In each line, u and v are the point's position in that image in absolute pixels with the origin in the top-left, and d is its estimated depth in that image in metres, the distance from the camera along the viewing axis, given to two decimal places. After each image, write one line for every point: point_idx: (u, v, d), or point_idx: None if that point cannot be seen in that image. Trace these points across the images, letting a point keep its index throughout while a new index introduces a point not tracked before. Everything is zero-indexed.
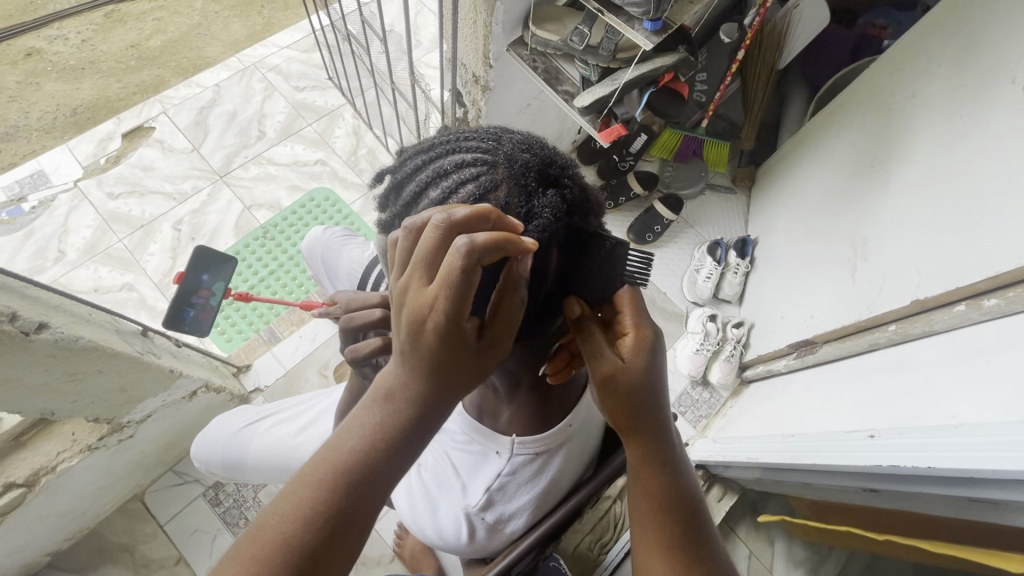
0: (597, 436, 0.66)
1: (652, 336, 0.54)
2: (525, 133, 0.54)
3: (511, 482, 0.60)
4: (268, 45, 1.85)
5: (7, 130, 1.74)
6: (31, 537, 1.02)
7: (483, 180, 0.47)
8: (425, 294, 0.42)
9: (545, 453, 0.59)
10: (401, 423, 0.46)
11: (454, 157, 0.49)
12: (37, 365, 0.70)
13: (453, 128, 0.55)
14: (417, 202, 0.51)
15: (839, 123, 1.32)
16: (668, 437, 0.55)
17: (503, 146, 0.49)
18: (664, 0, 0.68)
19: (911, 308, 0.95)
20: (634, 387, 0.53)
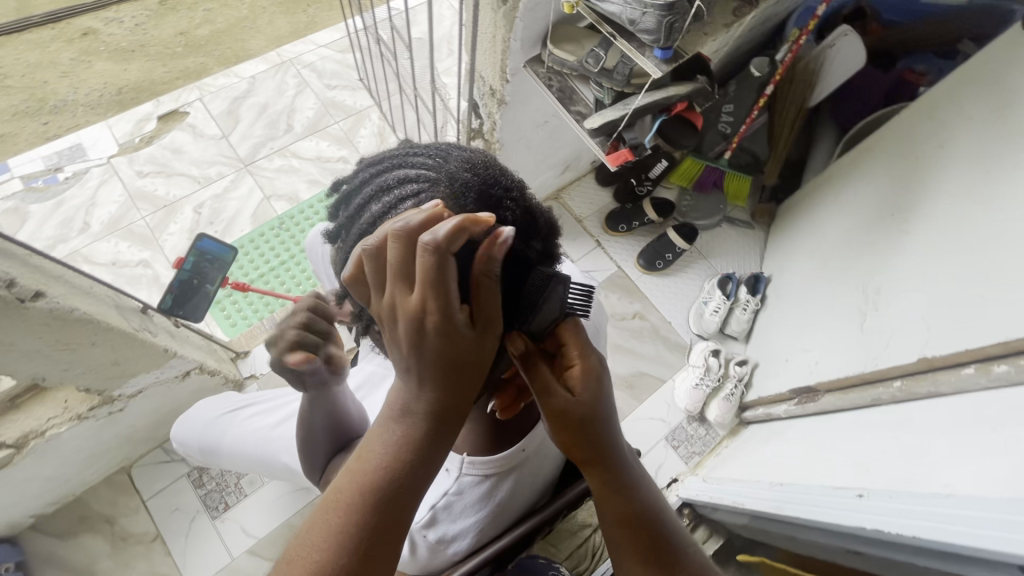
0: (553, 465, 0.65)
1: (598, 366, 0.53)
2: (474, 153, 0.57)
3: (456, 503, 0.58)
4: (306, 43, 1.90)
5: (55, 103, 1.82)
6: (17, 497, 1.05)
7: (422, 196, 0.50)
8: (409, 299, 0.43)
9: (495, 476, 0.58)
10: (417, 428, 0.46)
11: (399, 173, 0.53)
12: (30, 332, 0.72)
13: (408, 145, 0.59)
14: (361, 214, 0.54)
15: (862, 167, 1.28)
16: (624, 461, 0.55)
17: (447, 166, 0.52)
18: (676, 30, 0.68)
19: (918, 366, 0.91)
20: (586, 423, 0.52)
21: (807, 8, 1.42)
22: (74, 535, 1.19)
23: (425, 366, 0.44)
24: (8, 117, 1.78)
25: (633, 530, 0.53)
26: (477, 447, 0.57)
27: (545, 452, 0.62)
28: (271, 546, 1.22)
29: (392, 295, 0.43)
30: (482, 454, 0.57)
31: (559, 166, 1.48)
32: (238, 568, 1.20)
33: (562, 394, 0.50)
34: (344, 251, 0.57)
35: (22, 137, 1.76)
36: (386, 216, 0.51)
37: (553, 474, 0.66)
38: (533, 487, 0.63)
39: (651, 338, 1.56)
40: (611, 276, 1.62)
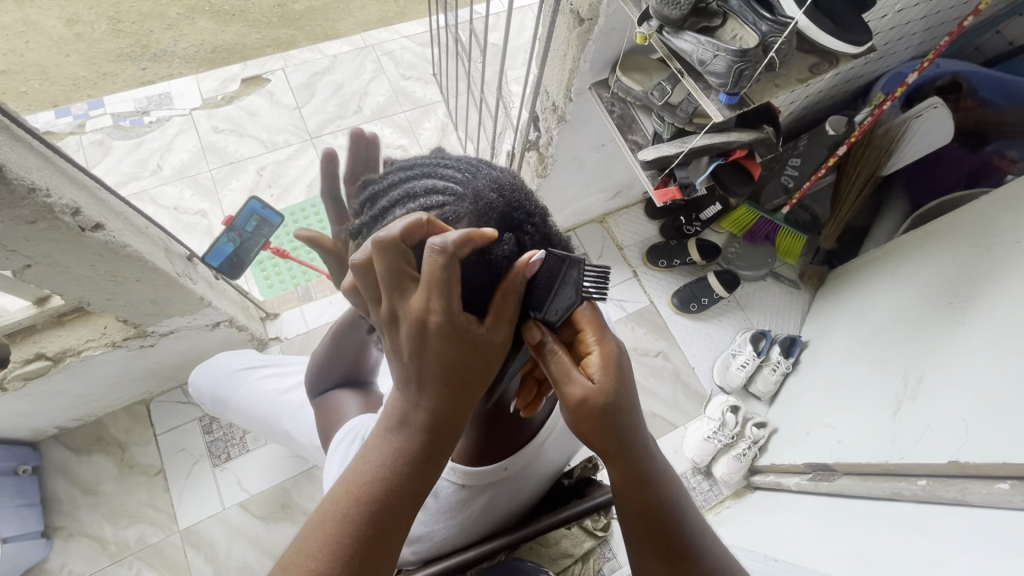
0: (533, 488, 0.64)
1: (615, 350, 0.50)
2: (503, 169, 0.57)
3: (430, 503, 0.58)
4: (391, 31, 1.97)
5: (156, 52, 1.95)
6: (46, 407, 1.12)
7: (448, 210, 0.51)
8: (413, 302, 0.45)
9: (470, 489, 0.57)
10: (415, 433, 0.47)
11: (426, 181, 0.53)
12: (85, 260, 0.76)
13: (439, 153, 0.59)
14: (384, 216, 0.55)
15: (924, 247, 1.21)
16: (648, 450, 0.52)
17: (474, 182, 0.53)
18: (745, 77, 0.66)
19: (948, 468, 0.86)
20: (610, 413, 0.48)
21: (898, 76, 1.30)
22: (88, 453, 1.27)
23: (428, 367, 0.46)
24: (113, 57, 1.93)
25: (649, 529, 0.51)
26: (460, 453, 0.57)
27: (526, 476, 0.61)
28: (262, 504, 1.26)
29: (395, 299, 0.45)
30: (464, 462, 0.57)
31: (609, 191, 1.47)
32: (227, 518, 1.24)
33: (579, 382, 0.47)
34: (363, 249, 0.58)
35: (121, 78, 1.90)
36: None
37: (532, 496, 0.65)
38: (508, 507, 0.63)
39: (671, 380, 1.52)
40: (641, 309, 1.59)
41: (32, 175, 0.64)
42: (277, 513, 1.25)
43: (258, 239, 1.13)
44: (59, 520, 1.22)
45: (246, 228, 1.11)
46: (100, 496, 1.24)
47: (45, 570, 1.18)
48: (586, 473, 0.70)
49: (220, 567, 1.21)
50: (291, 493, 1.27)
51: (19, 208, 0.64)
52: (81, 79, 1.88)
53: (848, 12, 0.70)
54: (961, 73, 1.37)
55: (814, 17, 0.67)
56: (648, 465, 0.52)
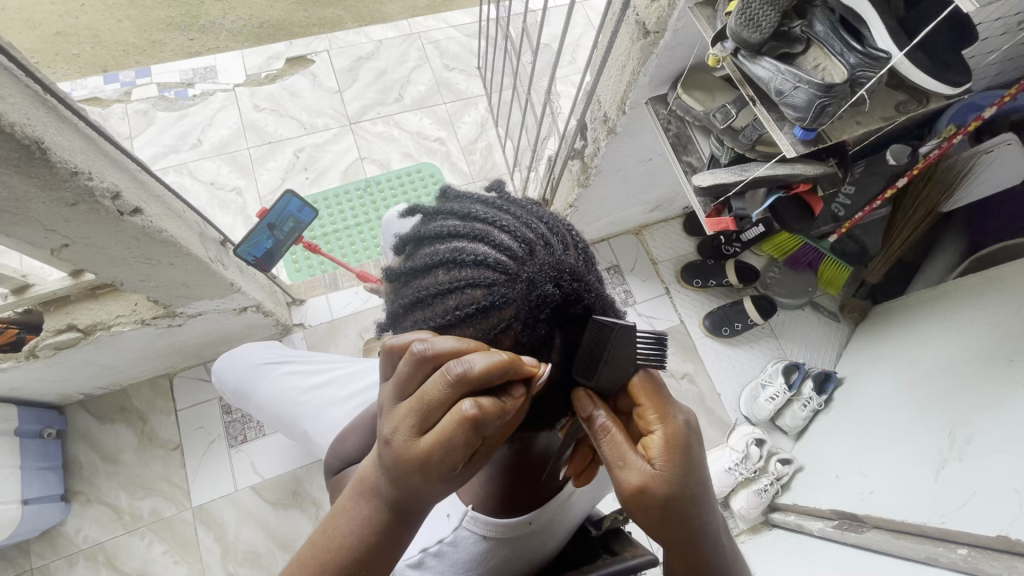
0: (554, 542, 0.62)
1: (682, 431, 0.47)
2: (564, 241, 0.53)
3: (448, 553, 0.56)
4: (439, 19, 1.93)
5: (205, 23, 1.95)
6: (72, 375, 1.13)
7: (494, 292, 0.48)
8: (423, 436, 0.43)
9: (494, 541, 0.55)
10: (381, 516, 0.47)
11: (477, 249, 0.50)
12: (121, 242, 0.76)
13: (500, 203, 0.54)
14: (425, 273, 0.52)
15: (981, 293, 1.14)
16: (714, 539, 0.49)
17: (529, 262, 0.49)
18: (825, 114, 0.63)
19: (994, 541, 0.80)
20: (672, 503, 0.46)
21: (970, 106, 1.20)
22: (111, 421, 1.29)
23: (411, 484, 0.44)
24: (163, 26, 1.93)
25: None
26: (482, 502, 0.55)
27: (552, 528, 0.59)
28: (274, 490, 1.26)
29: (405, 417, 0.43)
30: (486, 512, 0.55)
31: (648, 204, 1.42)
32: (238, 500, 1.25)
33: (638, 468, 0.45)
34: (395, 296, 0.56)
35: (169, 47, 1.91)
36: (450, 294, 0.50)
37: (552, 548, 0.63)
38: (531, 558, 0.60)
39: (694, 405, 1.48)
40: (669, 327, 1.55)
41: (75, 158, 0.63)
42: (287, 500, 1.26)
43: (291, 237, 1.10)
44: (79, 485, 1.24)
45: (282, 226, 1.09)
46: (119, 466, 1.26)
47: (62, 532, 1.21)
48: (614, 524, 0.66)
49: (228, 548, 1.22)
50: (303, 482, 1.27)
51: (61, 190, 0.63)
52: (131, 45, 1.90)
53: (946, 47, 0.64)
54: None
55: (911, 55, 0.61)
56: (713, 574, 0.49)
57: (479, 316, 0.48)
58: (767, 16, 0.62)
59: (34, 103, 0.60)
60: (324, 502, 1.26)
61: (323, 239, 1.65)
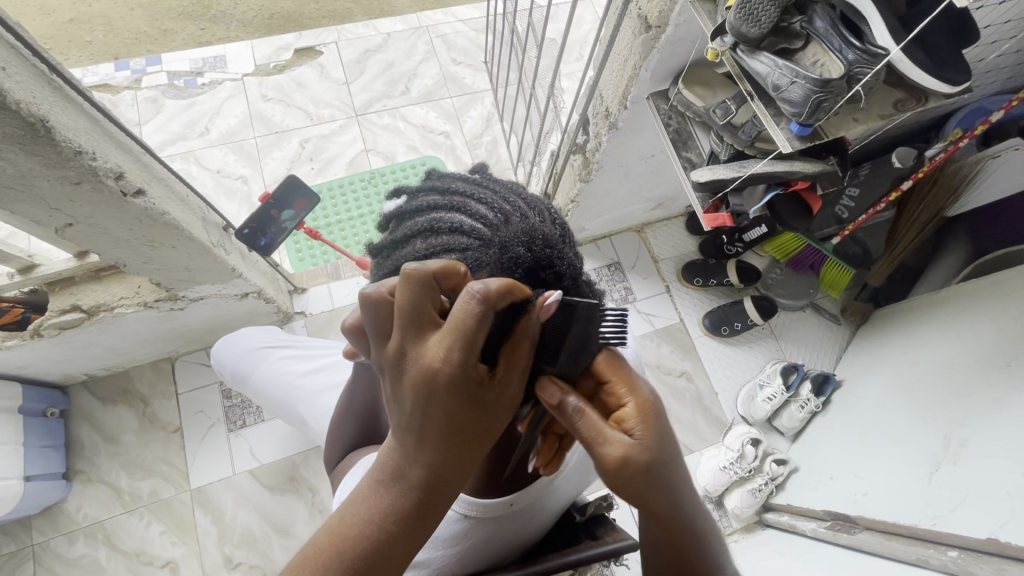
0: (536, 526, 0.63)
1: (653, 399, 0.48)
2: (540, 214, 0.55)
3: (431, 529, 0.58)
4: (447, 13, 1.93)
5: (215, 13, 1.96)
6: (77, 355, 1.15)
7: (470, 256, 0.50)
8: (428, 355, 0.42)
9: (475, 520, 0.56)
10: (411, 497, 0.44)
11: (455, 218, 0.51)
12: (125, 223, 0.77)
13: (478, 178, 0.56)
14: (404, 243, 0.53)
15: (981, 298, 1.13)
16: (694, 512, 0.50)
17: (504, 229, 0.51)
18: (822, 110, 0.64)
19: (984, 544, 0.80)
20: (654, 469, 0.45)
21: (979, 110, 1.17)
22: (113, 402, 1.31)
23: (427, 415, 0.43)
24: (175, 15, 1.95)
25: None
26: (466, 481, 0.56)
27: (534, 512, 0.60)
28: (271, 475, 1.28)
29: (424, 342, 0.43)
30: (469, 491, 0.56)
31: (650, 201, 1.42)
32: (236, 484, 1.26)
33: (619, 440, 0.44)
34: (377, 269, 0.57)
35: (180, 36, 1.93)
36: (427, 260, 0.51)
37: (535, 532, 0.64)
38: (512, 540, 0.62)
39: (691, 404, 1.48)
40: (669, 324, 1.55)
41: (80, 139, 0.65)
42: (284, 485, 1.27)
43: (286, 227, 1.11)
44: (80, 465, 1.26)
45: (283, 211, 1.12)
46: (120, 446, 1.28)
47: (63, 510, 1.23)
48: (599, 510, 0.68)
49: (225, 530, 1.23)
50: (300, 468, 1.28)
51: (65, 169, 0.64)
52: (142, 34, 1.91)
53: (946, 46, 0.64)
54: None
55: (910, 52, 0.61)
56: (694, 539, 0.50)
57: None
58: (767, 12, 0.62)
59: (40, 82, 0.61)
60: (321, 488, 1.27)
61: (326, 228, 1.66)
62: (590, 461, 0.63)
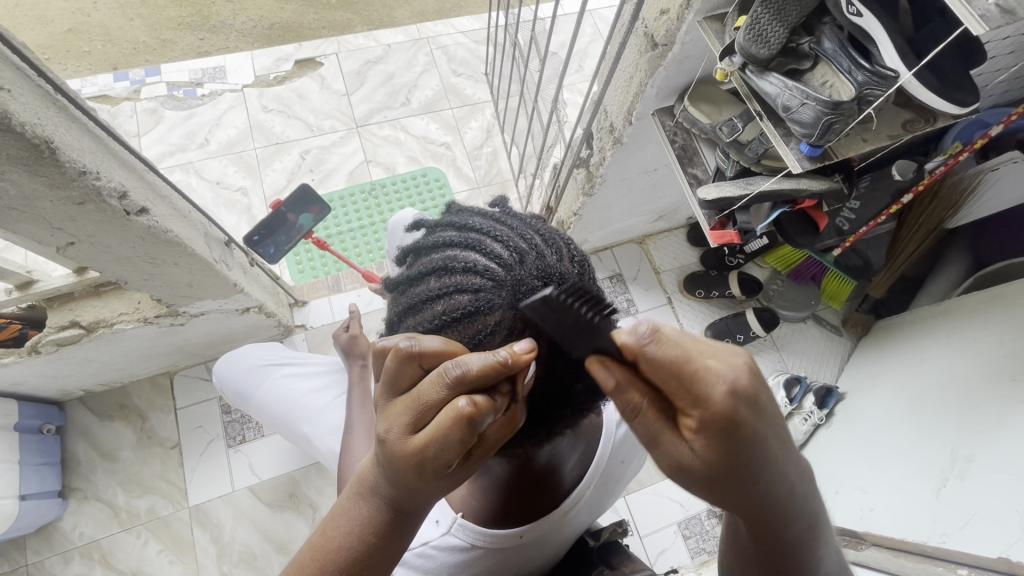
0: (545, 555, 0.62)
1: (727, 411, 0.42)
2: (559, 252, 0.53)
3: (434, 559, 0.57)
4: (447, 25, 1.94)
5: (215, 24, 1.96)
6: (73, 371, 1.14)
7: (482, 297, 0.47)
8: (423, 434, 0.40)
9: (483, 550, 0.55)
10: (382, 515, 0.45)
11: (469, 257, 0.49)
12: (127, 241, 0.76)
13: (498, 213, 0.54)
14: (419, 280, 0.52)
15: (985, 313, 1.13)
16: (785, 502, 0.47)
17: (520, 271, 0.48)
18: (832, 131, 0.64)
19: (995, 563, 0.79)
20: (715, 476, 0.44)
21: (978, 123, 1.17)
22: (110, 418, 1.29)
23: (412, 481, 0.42)
24: (174, 25, 1.95)
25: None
26: (474, 512, 0.55)
27: (546, 541, 0.59)
28: (271, 491, 1.26)
29: (429, 417, 0.41)
30: (478, 522, 0.55)
31: (653, 213, 1.42)
32: (235, 501, 1.25)
33: (676, 449, 0.44)
34: (393, 304, 0.55)
35: (179, 46, 1.93)
36: (440, 299, 0.49)
37: (544, 561, 0.63)
38: (521, 567, 0.60)
39: None
40: None
41: (85, 158, 0.64)
42: (284, 502, 1.25)
43: (301, 231, 1.16)
44: (76, 482, 1.24)
45: (299, 216, 1.16)
46: (117, 463, 1.26)
47: (58, 529, 1.20)
48: (614, 536, 0.66)
49: (223, 548, 1.21)
50: (300, 484, 1.27)
51: (69, 190, 0.64)
52: (141, 44, 1.91)
53: (953, 68, 0.64)
54: None
55: (919, 73, 0.61)
56: (789, 521, 0.48)
57: (465, 320, 0.47)
58: (776, 32, 0.63)
59: (45, 102, 0.60)
60: (322, 505, 1.26)
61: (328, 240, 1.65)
62: (604, 489, 0.62)
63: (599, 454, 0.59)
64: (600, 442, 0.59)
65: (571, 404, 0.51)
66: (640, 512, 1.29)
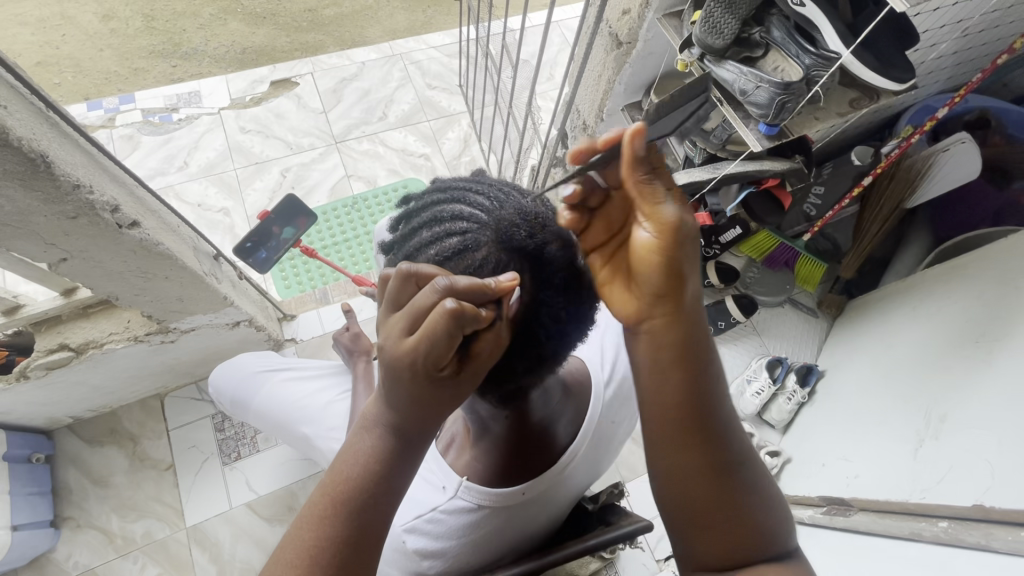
0: (547, 514, 0.64)
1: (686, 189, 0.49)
2: (538, 201, 0.55)
3: (443, 523, 0.60)
4: (419, 42, 1.99)
5: (188, 50, 1.98)
6: (63, 397, 1.13)
7: (469, 238, 0.49)
8: (413, 343, 0.42)
9: (489, 508, 0.58)
10: (386, 445, 0.46)
11: (455, 208, 0.52)
12: (117, 255, 0.77)
13: (479, 178, 0.58)
14: (412, 236, 0.53)
15: (949, 283, 1.19)
16: (701, 344, 0.49)
17: (502, 211, 0.50)
18: (785, 110, 0.69)
19: (971, 512, 0.83)
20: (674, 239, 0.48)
21: (927, 109, 1.27)
22: (101, 444, 1.27)
23: (410, 397, 0.44)
24: (145, 54, 1.96)
25: (716, 472, 0.48)
26: (480, 475, 0.58)
27: (549, 500, 0.61)
28: (269, 505, 1.25)
29: (416, 328, 0.43)
30: (482, 483, 0.57)
31: None
32: (234, 519, 1.24)
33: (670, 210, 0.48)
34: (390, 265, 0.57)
35: (152, 74, 1.93)
36: (430, 246, 0.50)
37: (546, 523, 0.66)
38: (524, 529, 0.63)
39: None
40: None
41: (78, 172, 0.65)
42: (284, 516, 1.25)
43: (288, 241, 1.18)
44: (68, 511, 1.22)
45: (284, 228, 1.18)
46: (110, 488, 1.24)
47: (51, 560, 1.18)
48: (611, 498, 0.70)
49: (223, 567, 1.20)
50: (299, 496, 1.26)
51: (63, 204, 0.65)
52: (113, 73, 1.92)
53: (889, 49, 0.70)
54: (990, 109, 1.32)
55: (859, 54, 0.68)
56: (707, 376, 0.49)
57: (456, 261, 0.49)
58: (728, 24, 0.68)
59: (39, 119, 0.62)
60: None
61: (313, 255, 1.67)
62: (599, 446, 0.65)
63: (589, 416, 0.62)
64: (590, 402, 0.63)
65: (556, 360, 0.53)
66: (638, 500, 1.32)
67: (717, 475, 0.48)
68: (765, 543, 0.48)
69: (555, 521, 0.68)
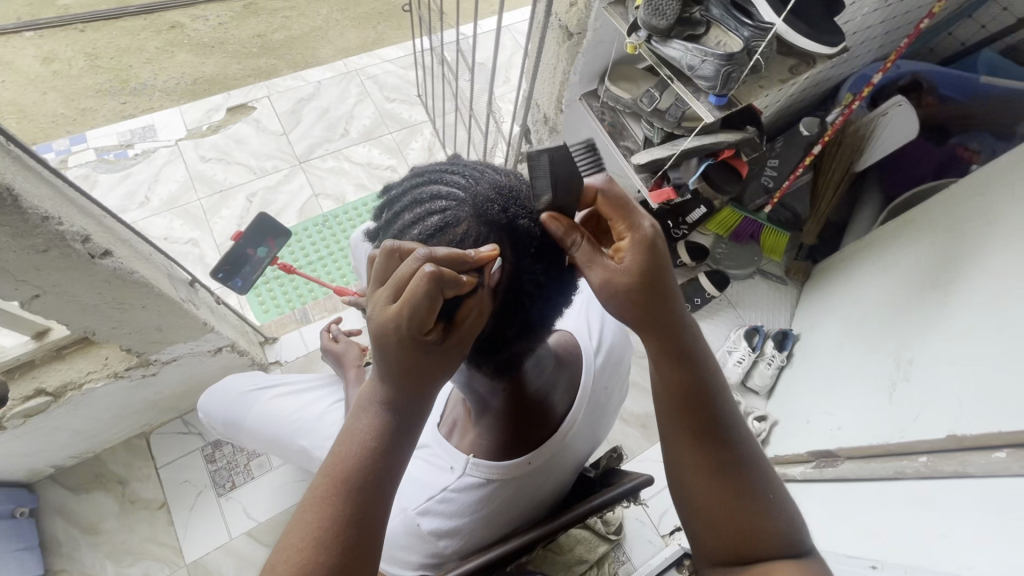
0: (553, 482, 0.66)
1: (649, 233, 0.52)
2: (513, 174, 0.56)
3: (453, 501, 0.61)
4: (372, 57, 2.01)
5: (137, 86, 1.95)
6: (43, 445, 1.10)
7: (449, 215, 0.51)
8: (398, 314, 0.44)
9: (497, 481, 0.59)
10: (383, 422, 0.47)
11: (434, 188, 0.53)
12: (91, 287, 0.76)
13: (454, 159, 0.59)
14: (395, 220, 0.55)
15: (903, 236, 1.26)
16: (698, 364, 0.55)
17: (478, 186, 0.52)
18: (731, 80, 0.73)
19: (946, 443, 0.88)
20: (642, 283, 0.51)
21: (862, 78, 1.35)
22: (87, 490, 1.24)
23: (400, 371, 0.46)
24: (92, 93, 1.92)
25: (716, 468, 0.54)
26: (484, 451, 0.59)
27: (553, 467, 0.63)
28: (270, 532, 1.23)
29: (399, 299, 0.44)
30: (486, 457, 0.59)
31: None
32: (234, 549, 1.21)
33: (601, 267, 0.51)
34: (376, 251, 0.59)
35: (101, 112, 1.89)
36: (413, 226, 0.52)
37: (552, 492, 0.68)
38: (533, 498, 0.65)
39: None
40: None
41: (45, 205, 0.65)
42: None
43: (264, 261, 1.17)
44: (58, 564, 1.18)
45: (257, 248, 1.17)
46: (101, 535, 1.20)
47: None
48: (610, 463, 0.74)
49: None
50: None
51: (32, 238, 0.65)
52: (60, 116, 1.87)
53: (816, 18, 0.77)
54: (920, 72, 1.43)
55: (791, 23, 0.75)
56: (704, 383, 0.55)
57: (439, 237, 0.50)
58: (671, 5, 0.73)
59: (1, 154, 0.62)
60: None
61: None
62: (596, 410, 0.67)
63: (583, 384, 0.64)
64: (583, 370, 0.65)
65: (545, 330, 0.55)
66: None
67: (719, 472, 0.54)
68: (777, 542, 0.52)
69: (559, 492, 0.70)
